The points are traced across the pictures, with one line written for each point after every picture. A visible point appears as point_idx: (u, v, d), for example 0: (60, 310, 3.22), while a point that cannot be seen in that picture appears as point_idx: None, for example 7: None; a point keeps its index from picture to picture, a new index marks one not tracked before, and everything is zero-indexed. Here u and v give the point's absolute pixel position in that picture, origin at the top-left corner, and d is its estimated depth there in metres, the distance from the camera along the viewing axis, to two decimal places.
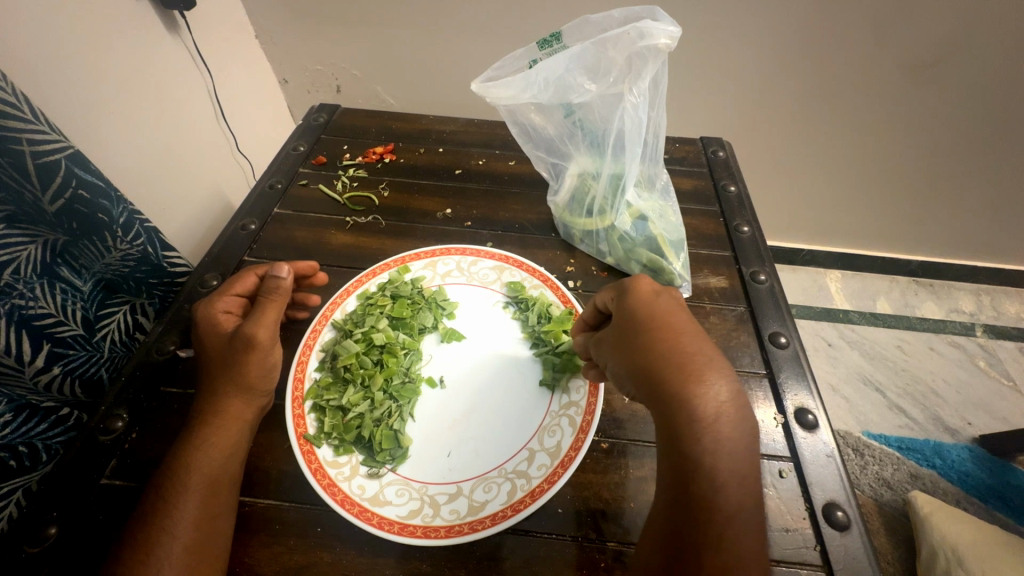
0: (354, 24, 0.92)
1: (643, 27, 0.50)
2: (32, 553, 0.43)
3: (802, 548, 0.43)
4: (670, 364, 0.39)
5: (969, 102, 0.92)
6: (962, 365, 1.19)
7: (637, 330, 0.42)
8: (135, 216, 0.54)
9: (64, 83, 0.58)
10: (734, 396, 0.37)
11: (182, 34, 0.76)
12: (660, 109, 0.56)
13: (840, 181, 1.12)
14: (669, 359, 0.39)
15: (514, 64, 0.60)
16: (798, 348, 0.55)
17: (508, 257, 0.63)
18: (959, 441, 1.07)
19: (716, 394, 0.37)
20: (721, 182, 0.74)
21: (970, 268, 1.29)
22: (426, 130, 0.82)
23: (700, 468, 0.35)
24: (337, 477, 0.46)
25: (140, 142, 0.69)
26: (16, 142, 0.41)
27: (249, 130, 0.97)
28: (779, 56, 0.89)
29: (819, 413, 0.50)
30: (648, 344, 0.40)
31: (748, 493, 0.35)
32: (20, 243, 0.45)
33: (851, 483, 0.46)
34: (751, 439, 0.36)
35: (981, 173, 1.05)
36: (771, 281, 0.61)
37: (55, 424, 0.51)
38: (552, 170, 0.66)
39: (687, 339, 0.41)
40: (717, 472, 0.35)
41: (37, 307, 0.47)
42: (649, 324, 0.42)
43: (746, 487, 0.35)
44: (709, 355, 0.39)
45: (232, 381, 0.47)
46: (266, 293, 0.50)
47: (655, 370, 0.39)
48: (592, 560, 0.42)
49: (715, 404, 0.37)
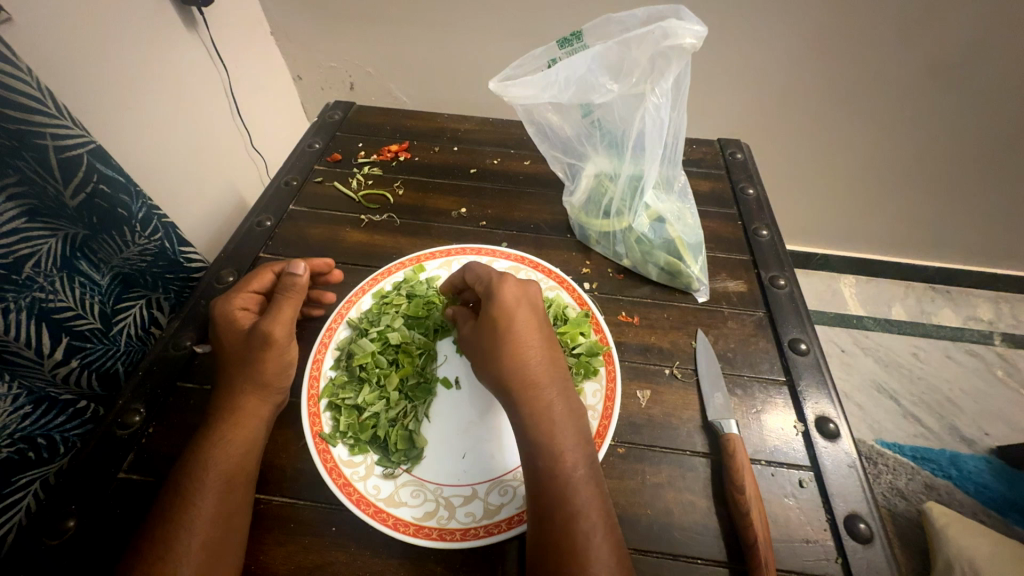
0: (370, 21, 0.92)
1: (669, 26, 0.49)
2: (50, 545, 0.43)
3: (823, 561, 0.42)
4: (507, 353, 0.44)
5: (993, 106, 0.90)
6: (980, 374, 1.17)
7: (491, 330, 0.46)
8: (153, 211, 0.55)
9: (87, 79, 0.58)
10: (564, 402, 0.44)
11: (199, 31, 0.77)
12: (682, 110, 0.55)
13: (857, 185, 1.11)
14: (517, 377, 0.44)
15: (533, 63, 0.60)
16: (819, 354, 0.54)
17: (523, 258, 0.62)
18: (976, 451, 1.05)
19: (552, 400, 0.43)
20: (740, 184, 0.73)
21: (989, 275, 1.27)
22: (440, 128, 0.82)
23: (551, 471, 0.40)
24: (352, 477, 0.46)
25: (157, 138, 0.69)
26: (40, 136, 0.42)
27: (264, 126, 0.97)
28: (799, 58, 0.88)
29: (840, 422, 0.49)
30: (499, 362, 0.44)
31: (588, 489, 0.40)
32: (41, 237, 0.45)
33: (872, 494, 0.45)
34: (583, 438, 0.43)
35: (1004, 180, 1.03)
36: (791, 287, 0.60)
37: (72, 417, 0.52)
38: (568, 170, 0.65)
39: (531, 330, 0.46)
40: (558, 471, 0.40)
41: (57, 300, 0.47)
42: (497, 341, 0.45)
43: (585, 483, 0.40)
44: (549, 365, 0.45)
45: (249, 379, 0.47)
46: (283, 290, 0.50)
47: (502, 373, 0.44)
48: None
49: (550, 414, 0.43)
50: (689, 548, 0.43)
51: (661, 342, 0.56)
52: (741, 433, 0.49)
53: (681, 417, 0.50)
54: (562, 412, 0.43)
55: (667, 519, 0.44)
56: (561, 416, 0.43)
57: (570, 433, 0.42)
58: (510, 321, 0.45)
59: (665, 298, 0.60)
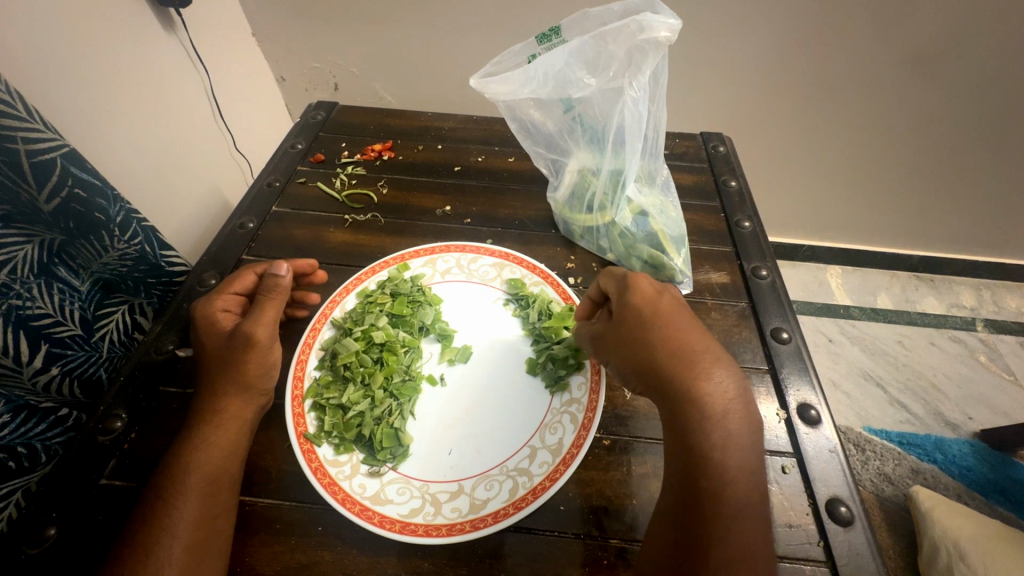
0: (351, 21, 0.92)
1: (643, 20, 0.50)
2: (32, 554, 0.42)
3: (806, 544, 0.43)
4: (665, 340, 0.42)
5: (969, 96, 0.92)
6: (964, 360, 1.19)
7: (635, 327, 0.43)
8: (132, 214, 0.54)
9: (64, 83, 0.58)
10: (739, 392, 0.39)
11: (178, 33, 0.76)
12: (660, 104, 0.55)
13: (839, 176, 1.12)
14: (681, 362, 0.41)
15: (512, 59, 0.60)
16: (800, 343, 0.55)
17: (508, 254, 0.62)
18: (960, 435, 1.07)
19: (722, 390, 0.39)
20: (722, 177, 0.73)
21: (970, 263, 1.29)
22: (424, 127, 0.82)
23: (712, 466, 0.37)
24: (338, 476, 0.46)
25: (137, 142, 0.68)
26: (11, 140, 0.41)
27: (247, 128, 0.96)
28: (779, 51, 0.89)
29: (822, 408, 0.50)
30: (659, 347, 0.42)
31: (755, 489, 0.37)
32: (15, 243, 0.44)
33: (854, 478, 0.46)
34: (756, 436, 0.38)
35: (982, 168, 1.05)
36: (772, 277, 0.61)
37: (54, 425, 0.51)
38: (552, 166, 0.66)
39: (683, 329, 0.43)
40: (725, 467, 0.37)
41: (35, 307, 0.46)
42: (655, 327, 0.43)
43: (753, 482, 0.37)
44: (715, 354, 0.41)
45: (232, 380, 0.46)
46: (265, 291, 0.49)
47: (662, 364, 0.41)
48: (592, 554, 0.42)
49: (721, 406, 0.38)
50: None
51: None
52: None
53: None
54: (728, 414, 0.38)
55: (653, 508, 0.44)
56: (736, 419, 0.38)
57: (745, 431, 0.38)
58: (664, 315, 0.43)
59: None
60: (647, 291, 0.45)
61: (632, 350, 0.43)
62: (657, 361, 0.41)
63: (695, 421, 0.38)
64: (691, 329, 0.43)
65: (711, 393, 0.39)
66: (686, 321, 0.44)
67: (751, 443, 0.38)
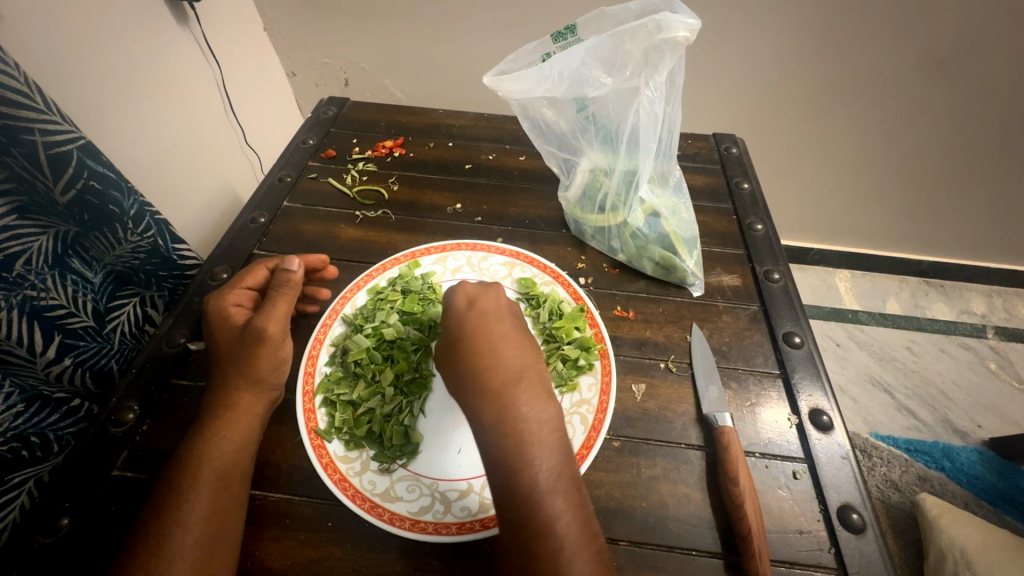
0: (363, 16, 0.92)
1: (661, 19, 0.49)
2: (44, 543, 0.43)
3: (817, 551, 0.43)
4: (466, 353, 0.43)
5: (985, 101, 0.90)
6: (973, 367, 1.18)
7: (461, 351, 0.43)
8: (146, 208, 0.54)
9: (79, 77, 0.58)
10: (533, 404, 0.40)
11: (191, 27, 0.76)
12: (676, 104, 0.55)
13: (852, 179, 1.11)
14: (480, 376, 0.42)
15: (527, 57, 0.60)
16: (812, 348, 0.54)
17: (519, 253, 0.62)
18: (969, 444, 1.06)
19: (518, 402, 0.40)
20: (734, 179, 0.73)
21: (981, 269, 1.27)
22: (435, 124, 0.82)
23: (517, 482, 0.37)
24: (348, 472, 0.46)
25: (149, 136, 0.68)
26: (28, 132, 0.41)
27: (257, 123, 0.97)
28: (792, 54, 0.88)
29: (834, 414, 0.49)
30: (463, 363, 0.43)
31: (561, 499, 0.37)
32: (31, 234, 0.45)
33: (865, 485, 0.46)
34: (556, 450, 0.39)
35: (996, 174, 1.03)
36: (785, 280, 0.60)
37: (66, 415, 0.52)
38: (564, 166, 0.65)
39: (502, 352, 0.43)
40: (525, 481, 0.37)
41: (48, 298, 0.46)
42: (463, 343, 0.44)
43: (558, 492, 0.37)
44: (512, 367, 0.42)
45: (244, 374, 0.47)
46: (277, 286, 0.49)
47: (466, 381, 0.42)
48: None
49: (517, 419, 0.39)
50: (685, 540, 0.43)
51: (656, 336, 0.56)
52: (736, 426, 0.49)
53: (676, 411, 0.50)
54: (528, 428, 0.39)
55: (662, 512, 0.44)
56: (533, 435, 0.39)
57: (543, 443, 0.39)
58: (473, 329, 0.44)
59: (660, 293, 0.60)
60: (484, 307, 0.46)
61: (454, 376, 0.43)
62: (476, 388, 0.41)
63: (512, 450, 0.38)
64: (498, 344, 0.43)
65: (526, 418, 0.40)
66: (497, 335, 0.44)
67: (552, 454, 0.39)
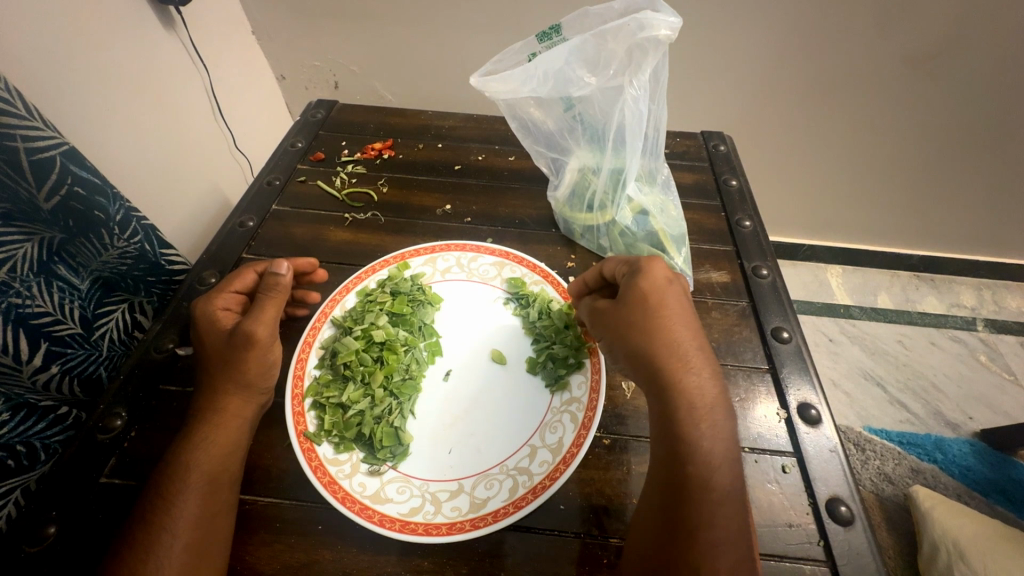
0: (352, 19, 0.92)
1: (643, 18, 0.50)
2: (31, 552, 0.42)
3: (805, 544, 0.43)
4: (653, 326, 0.43)
5: (969, 95, 0.92)
6: (964, 360, 1.19)
7: (629, 319, 0.44)
8: (132, 213, 0.54)
9: (62, 83, 0.57)
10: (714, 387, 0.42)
11: (178, 31, 0.76)
12: (660, 102, 0.55)
13: (841, 175, 1.11)
14: (667, 352, 0.43)
15: (513, 57, 0.60)
16: (800, 342, 0.55)
17: (508, 253, 0.62)
18: (960, 435, 1.07)
19: (701, 383, 0.41)
20: (723, 176, 0.73)
21: (970, 263, 1.29)
22: (425, 126, 0.82)
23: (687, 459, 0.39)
24: (338, 474, 0.46)
25: (137, 141, 0.68)
26: (10, 138, 0.41)
27: (247, 127, 0.96)
28: (778, 52, 0.89)
29: (822, 408, 0.50)
30: (648, 334, 0.43)
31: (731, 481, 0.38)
32: (16, 241, 0.44)
33: (854, 477, 0.46)
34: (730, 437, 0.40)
35: (982, 167, 1.05)
36: (773, 276, 0.61)
37: (53, 423, 0.51)
38: (552, 165, 0.65)
39: (675, 315, 0.44)
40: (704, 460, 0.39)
41: (34, 306, 0.46)
42: (647, 315, 0.44)
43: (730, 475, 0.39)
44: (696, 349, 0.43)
45: (232, 379, 0.46)
46: (266, 290, 0.49)
47: (653, 356, 0.43)
48: (580, 551, 0.42)
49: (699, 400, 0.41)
50: None
51: None
52: None
53: None
54: (708, 410, 0.40)
55: None
56: (714, 417, 0.40)
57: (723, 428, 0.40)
58: (659, 303, 0.44)
59: None
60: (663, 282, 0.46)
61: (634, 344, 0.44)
62: (660, 359, 0.42)
63: (681, 411, 0.40)
64: (681, 322, 0.44)
65: (697, 389, 0.41)
66: (683, 313, 0.45)
67: (729, 439, 0.40)
